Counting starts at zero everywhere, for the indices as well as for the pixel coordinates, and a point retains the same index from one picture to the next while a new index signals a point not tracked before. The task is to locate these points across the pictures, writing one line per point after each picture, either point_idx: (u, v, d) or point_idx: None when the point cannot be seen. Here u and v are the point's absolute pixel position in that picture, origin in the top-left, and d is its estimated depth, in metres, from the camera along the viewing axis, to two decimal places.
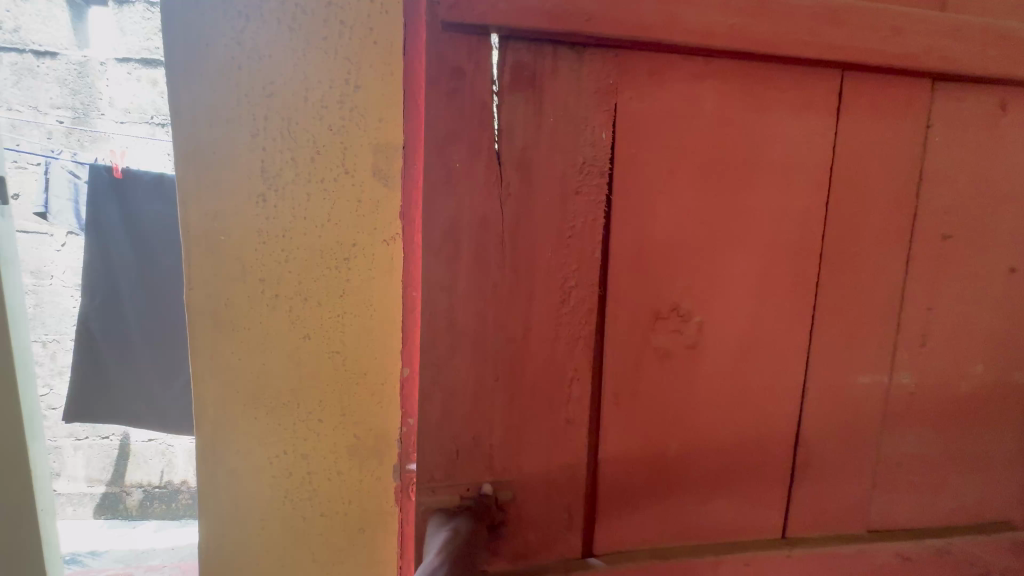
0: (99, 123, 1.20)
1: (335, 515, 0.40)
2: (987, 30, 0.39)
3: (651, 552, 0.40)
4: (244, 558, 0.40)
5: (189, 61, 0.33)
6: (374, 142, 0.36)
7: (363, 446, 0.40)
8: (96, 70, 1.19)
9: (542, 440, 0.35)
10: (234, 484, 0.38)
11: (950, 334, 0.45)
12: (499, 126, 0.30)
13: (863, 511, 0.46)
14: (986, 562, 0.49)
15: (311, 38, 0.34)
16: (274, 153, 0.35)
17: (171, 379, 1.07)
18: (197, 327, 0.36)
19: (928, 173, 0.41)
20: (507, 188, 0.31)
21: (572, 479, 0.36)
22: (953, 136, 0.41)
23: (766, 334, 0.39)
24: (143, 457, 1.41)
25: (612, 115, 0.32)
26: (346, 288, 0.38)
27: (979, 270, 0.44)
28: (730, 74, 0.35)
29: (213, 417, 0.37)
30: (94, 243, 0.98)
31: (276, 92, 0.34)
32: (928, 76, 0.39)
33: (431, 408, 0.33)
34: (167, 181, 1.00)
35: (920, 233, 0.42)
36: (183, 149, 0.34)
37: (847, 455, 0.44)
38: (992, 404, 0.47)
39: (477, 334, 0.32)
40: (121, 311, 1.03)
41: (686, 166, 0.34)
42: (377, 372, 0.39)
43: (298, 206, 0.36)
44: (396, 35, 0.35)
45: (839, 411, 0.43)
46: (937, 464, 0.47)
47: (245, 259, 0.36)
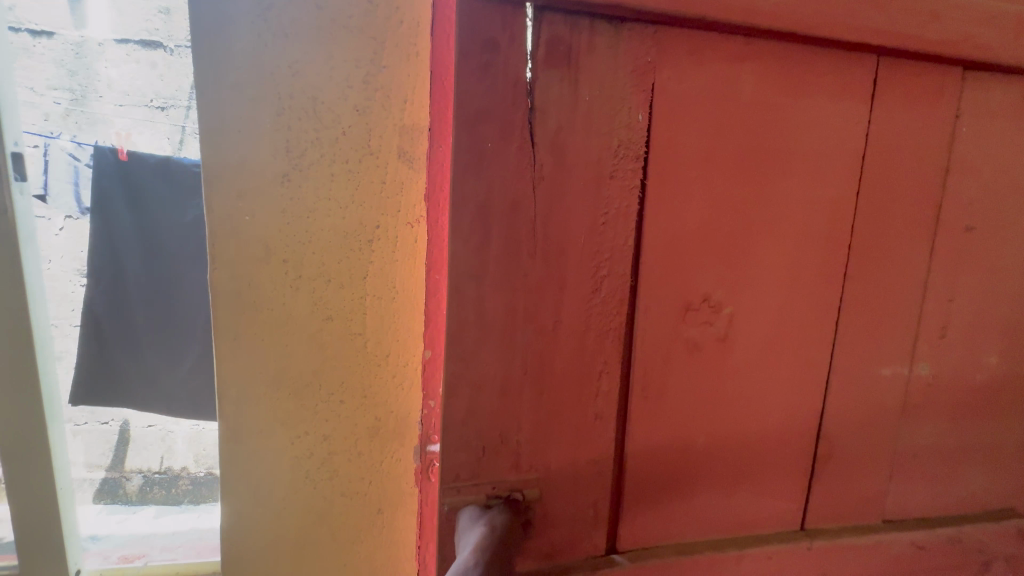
0: (97, 107, 0.98)
1: (355, 481, 0.43)
2: (1019, 18, 0.38)
3: (675, 548, 0.39)
4: (268, 518, 0.43)
5: (215, 36, 0.35)
6: (398, 124, 0.38)
7: (384, 416, 0.43)
8: (93, 50, 0.98)
9: (570, 436, 0.34)
10: (259, 448, 0.41)
11: (968, 326, 0.45)
12: (533, 104, 0.28)
13: (880, 501, 0.46)
14: (994, 551, 0.50)
15: (337, 16, 0.36)
16: (298, 133, 0.37)
17: (179, 365, 0.93)
18: (223, 299, 0.39)
19: (955, 163, 0.41)
20: (539, 171, 0.29)
21: (598, 474, 0.35)
22: (983, 126, 0.40)
23: (792, 326, 0.39)
24: (142, 443, 1.26)
25: (649, 96, 0.31)
26: (369, 270, 0.40)
27: (999, 263, 0.44)
28: (769, 56, 0.33)
29: (238, 384, 0.40)
30: (99, 222, 0.87)
31: (300, 71, 0.36)
32: (960, 63, 0.38)
33: (457, 403, 0.31)
34: (172, 161, 0.87)
35: (945, 224, 0.42)
36: (211, 124, 0.36)
37: (866, 447, 0.44)
38: (1005, 395, 0.47)
39: (506, 325, 0.31)
40: (126, 301, 0.91)
41: (719, 152, 0.33)
42: (398, 351, 0.42)
43: (322, 185, 0.38)
44: (421, 15, 0.37)
45: (861, 403, 0.43)
46: (951, 455, 0.48)
47: (272, 236, 0.39)
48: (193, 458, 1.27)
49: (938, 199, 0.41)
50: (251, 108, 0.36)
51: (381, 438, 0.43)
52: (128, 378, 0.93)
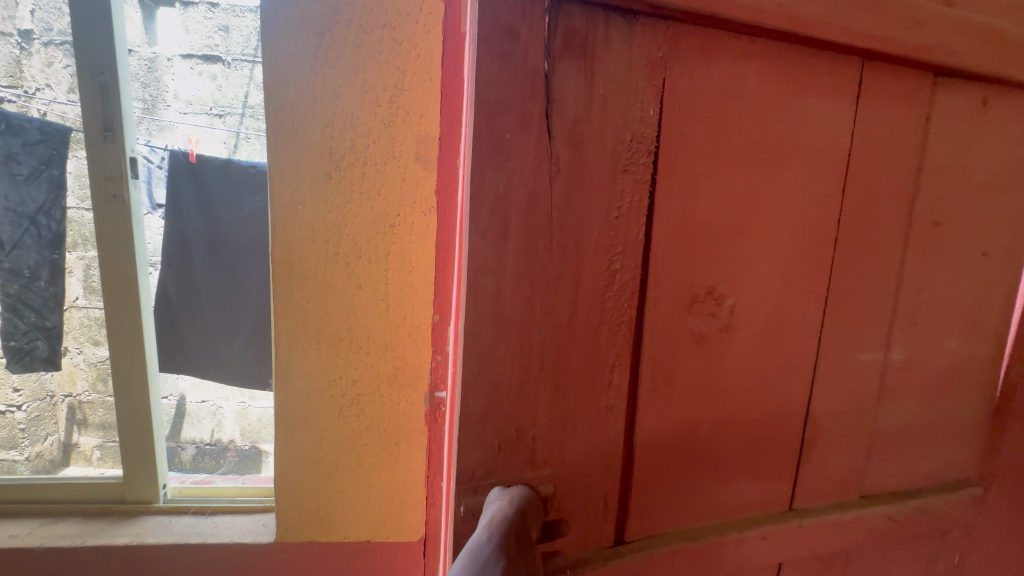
0: (166, 114, 1.34)
1: (377, 426, 0.53)
2: (984, 26, 0.42)
3: (679, 534, 0.40)
4: (307, 457, 0.53)
5: (276, 64, 0.44)
6: (416, 133, 0.47)
7: (402, 373, 0.52)
8: (164, 65, 1.34)
9: (583, 431, 0.34)
10: (302, 398, 0.51)
11: (935, 313, 0.48)
12: (550, 97, 0.28)
13: (859, 478, 0.49)
14: (952, 517, 0.54)
15: (372, 50, 0.45)
16: (339, 140, 0.46)
17: (234, 334, 1.16)
18: (277, 276, 0.48)
19: (928, 161, 0.44)
20: (556, 163, 0.29)
21: (609, 469, 0.36)
22: (951, 127, 0.44)
23: (787, 316, 0.40)
24: (196, 417, 1.53)
25: (660, 91, 0.31)
26: (392, 246, 0.49)
27: (961, 254, 0.47)
28: (769, 55, 0.34)
29: (286, 344, 0.50)
30: (171, 214, 1.10)
31: (341, 92, 0.45)
32: (931, 69, 0.41)
33: (475, 400, 0.31)
34: (234, 166, 1.11)
35: (917, 220, 0.45)
36: (272, 134, 0.45)
37: (848, 428, 0.47)
38: (963, 377, 0.52)
39: (523, 321, 0.30)
40: (192, 275, 1.12)
41: (724, 148, 0.34)
42: (414, 320, 0.51)
43: (355, 182, 0.47)
44: (437, 47, 0.46)
45: (845, 387, 0.46)
46: (918, 432, 0.51)
47: (316, 223, 0.48)
48: (240, 432, 1.55)
49: (912, 196, 0.44)
50: (302, 114, 0.45)
51: (400, 388, 0.53)
52: (191, 343, 1.15)
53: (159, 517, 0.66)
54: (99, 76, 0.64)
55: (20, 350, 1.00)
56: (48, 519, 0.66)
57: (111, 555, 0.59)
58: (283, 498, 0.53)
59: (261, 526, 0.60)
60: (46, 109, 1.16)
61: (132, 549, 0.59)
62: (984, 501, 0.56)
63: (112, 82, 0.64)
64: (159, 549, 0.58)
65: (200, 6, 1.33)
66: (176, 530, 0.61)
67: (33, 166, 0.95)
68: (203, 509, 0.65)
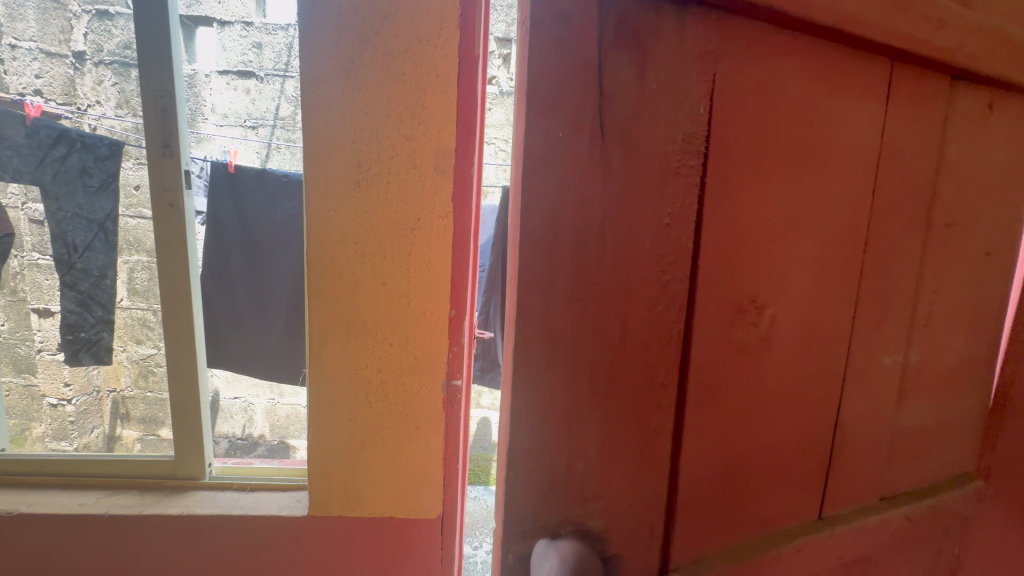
0: (204, 126, 1.85)
1: (395, 407, 0.65)
2: (997, 29, 0.42)
3: (722, 557, 0.39)
4: (335, 432, 0.65)
5: (312, 97, 0.59)
6: (432, 146, 0.61)
7: (422, 359, 0.65)
8: (202, 81, 1.84)
9: (630, 437, 0.34)
10: (330, 376, 0.65)
11: (948, 314, 0.49)
12: (603, 90, 0.28)
13: (882, 482, 0.49)
14: (962, 514, 0.55)
15: (394, 79, 0.60)
16: (366, 156, 0.61)
17: (265, 332, 1.28)
18: (314, 275, 0.63)
19: (945, 163, 0.44)
20: (608, 163, 0.29)
21: (650, 480, 0.35)
22: (964, 128, 0.44)
23: (816, 318, 0.40)
24: (229, 413, 1.97)
25: (712, 86, 0.31)
26: (412, 245, 0.63)
27: (970, 254, 0.48)
28: (807, 55, 0.35)
29: (319, 329, 0.64)
30: (211, 218, 1.25)
31: (368, 116, 0.60)
32: (950, 69, 0.42)
33: (516, 417, 0.30)
34: (268, 175, 1.27)
35: (935, 221, 0.45)
36: (313, 151, 0.60)
37: (870, 432, 0.47)
38: (972, 375, 0.52)
39: (575, 336, 0.30)
40: (229, 273, 1.26)
41: (763, 155, 0.34)
42: (431, 313, 0.64)
43: (382, 188, 0.62)
44: (447, 77, 0.60)
45: (869, 391, 0.46)
46: (931, 432, 0.51)
47: (348, 225, 0.62)
48: (269, 428, 2.00)
49: (931, 197, 0.44)
50: (337, 134, 0.60)
51: (420, 374, 0.65)
52: (226, 337, 1.26)
53: (206, 491, 0.75)
54: (160, 102, 0.72)
55: (88, 340, 1.06)
56: (110, 489, 0.75)
57: (169, 521, 0.69)
58: (320, 465, 0.66)
59: (295, 501, 0.71)
60: (96, 123, 1.36)
61: (187, 517, 0.69)
62: (992, 497, 0.57)
63: (172, 106, 0.72)
64: (210, 518, 0.69)
65: (234, 27, 1.85)
66: (223, 502, 0.72)
67: (104, 178, 1.00)
68: (245, 486, 0.75)
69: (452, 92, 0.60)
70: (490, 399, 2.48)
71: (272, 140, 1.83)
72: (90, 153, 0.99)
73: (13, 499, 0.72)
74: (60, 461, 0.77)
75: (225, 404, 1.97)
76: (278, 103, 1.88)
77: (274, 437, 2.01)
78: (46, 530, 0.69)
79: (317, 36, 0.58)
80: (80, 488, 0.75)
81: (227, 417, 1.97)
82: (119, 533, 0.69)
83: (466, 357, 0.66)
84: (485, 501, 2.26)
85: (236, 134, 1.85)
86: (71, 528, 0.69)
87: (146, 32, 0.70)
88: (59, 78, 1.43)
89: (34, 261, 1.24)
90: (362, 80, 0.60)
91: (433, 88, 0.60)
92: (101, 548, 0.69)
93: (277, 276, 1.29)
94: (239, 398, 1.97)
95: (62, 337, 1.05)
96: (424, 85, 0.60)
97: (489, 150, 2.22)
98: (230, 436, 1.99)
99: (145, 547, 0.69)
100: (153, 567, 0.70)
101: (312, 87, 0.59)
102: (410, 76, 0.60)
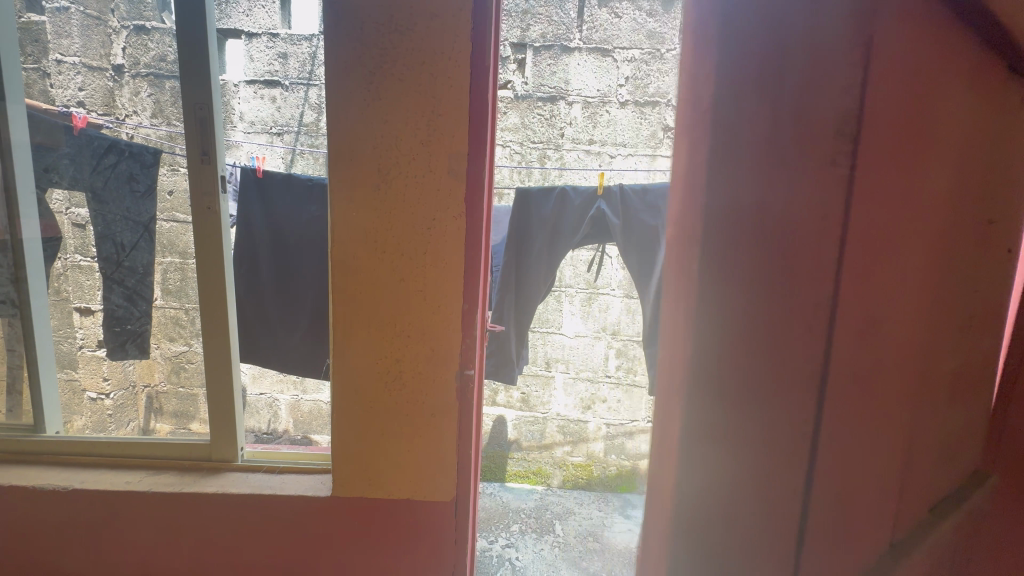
0: (233, 133, 1.95)
1: (411, 398, 0.69)
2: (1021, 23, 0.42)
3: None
4: (357, 421, 0.70)
5: (333, 106, 0.64)
6: (449, 151, 0.65)
7: (439, 352, 0.68)
8: (232, 91, 1.94)
9: (770, 425, 0.38)
10: (346, 367, 0.69)
11: (982, 307, 0.49)
12: (763, 98, 0.35)
13: (920, 490, 0.49)
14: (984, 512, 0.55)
15: (413, 87, 0.63)
16: (384, 160, 0.65)
17: (292, 329, 1.34)
18: (336, 273, 0.67)
19: (998, 153, 0.45)
20: (772, 138, 0.35)
21: (772, 494, 0.38)
22: (1010, 118, 0.45)
23: (881, 323, 0.38)
24: (255, 407, 2.06)
25: (862, 74, 0.32)
26: (428, 243, 0.66)
27: (1000, 246, 0.49)
28: (924, 46, 0.35)
29: (342, 323, 0.68)
30: (242, 220, 1.32)
31: (388, 122, 0.64)
32: (1002, 56, 0.43)
33: None
34: (293, 178, 1.33)
35: (987, 213, 0.45)
36: (335, 156, 0.65)
37: (914, 442, 0.46)
38: (987, 371, 0.53)
39: (737, 341, 0.37)
40: (259, 273, 1.33)
41: (891, 157, 0.35)
42: (445, 307, 0.67)
43: (401, 190, 0.66)
44: (463, 84, 0.64)
45: (914, 401, 0.45)
46: (956, 429, 0.51)
47: (366, 224, 0.66)
48: (293, 422, 2.08)
49: (989, 191, 0.45)
50: (357, 139, 0.65)
51: (436, 365, 0.68)
52: (256, 334, 1.34)
53: (238, 472, 0.80)
54: (199, 114, 0.77)
55: (132, 332, 1.15)
56: (151, 469, 0.81)
57: (205, 499, 0.74)
58: (342, 450, 0.70)
59: (321, 483, 0.75)
60: (133, 132, 1.45)
61: (222, 496, 0.74)
62: None
63: (209, 117, 0.77)
64: (242, 497, 0.74)
65: (261, 39, 1.93)
66: (254, 483, 0.76)
67: (149, 184, 1.08)
68: (274, 468, 0.80)
69: (465, 99, 0.64)
70: (506, 397, 2.49)
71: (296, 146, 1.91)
72: (137, 162, 1.08)
73: (65, 476, 0.78)
74: (107, 443, 0.83)
75: (252, 398, 2.05)
76: (303, 110, 1.95)
77: (299, 431, 2.09)
78: (95, 504, 0.75)
79: (341, 51, 0.63)
80: (125, 467, 0.81)
81: (254, 412, 2.06)
82: (163, 510, 0.74)
83: (478, 349, 0.69)
84: (500, 496, 2.42)
85: (263, 141, 1.96)
86: (119, 503, 0.75)
87: (186, 45, 0.76)
88: (100, 91, 1.54)
89: (76, 262, 1.31)
90: (382, 91, 0.64)
91: (449, 96, 0.64)
92: (144, 522, 0.75)
93: (302, 275, 1.34)
94: (264, 394, 2.05)
95: (109, 329, 1.14)
96: (438, 92, 0.64)
97: (503, 153, 2.27)
98: (256, 430, 2.08)
99: (187, 524, 0.74)
100: (193, 544, 0.75)
101: (337, 98, 0.64)
102: (426, 86, 0.63)
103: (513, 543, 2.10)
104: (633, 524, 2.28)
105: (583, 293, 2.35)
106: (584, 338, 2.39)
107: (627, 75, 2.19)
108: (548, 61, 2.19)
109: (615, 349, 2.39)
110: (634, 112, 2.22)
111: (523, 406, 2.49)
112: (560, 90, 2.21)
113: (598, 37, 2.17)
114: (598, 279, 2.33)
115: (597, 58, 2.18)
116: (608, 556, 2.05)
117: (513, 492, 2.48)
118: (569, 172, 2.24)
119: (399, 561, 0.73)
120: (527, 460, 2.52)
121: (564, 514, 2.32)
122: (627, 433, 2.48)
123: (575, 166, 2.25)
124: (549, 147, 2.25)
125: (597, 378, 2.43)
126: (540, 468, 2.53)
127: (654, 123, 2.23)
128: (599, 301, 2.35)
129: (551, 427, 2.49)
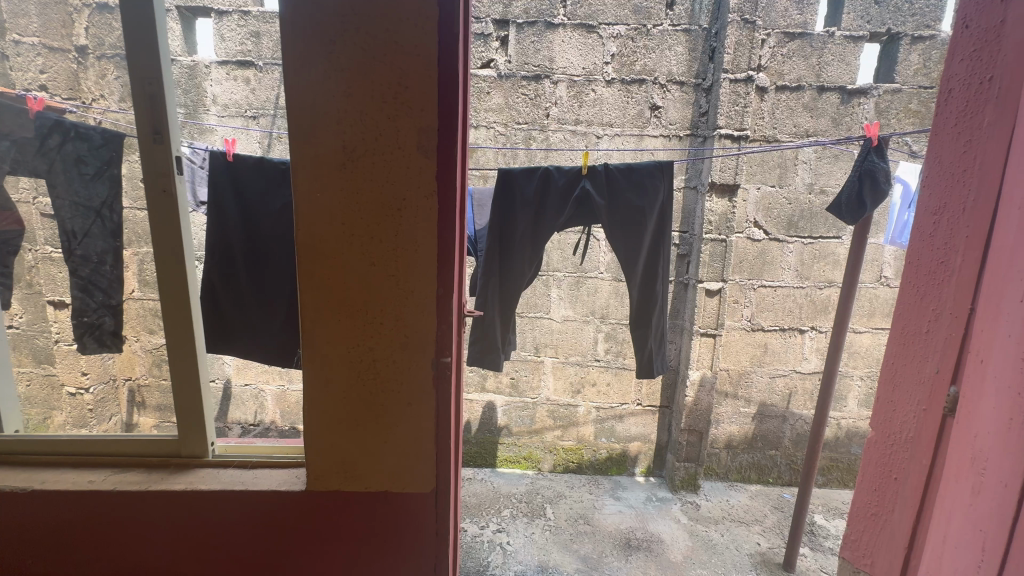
0: (207, 117, 1.91)
1: (388, 388, 0.67)
2: None
3: None
4: (332, 412, 0.67)
5: (292, 78, 0.60)
6: (418, 125, 0.61)
7: (412, 340, 0.65)
8: (202, 72, 1.87)
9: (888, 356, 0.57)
10: (317, 357, 0.66)
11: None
12: (955, 114, 0.54)
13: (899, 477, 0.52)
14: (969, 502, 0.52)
15: (377, 58, 0.59)
16: (349, 136, 0.61)
17: (271, 320, 1.30)
18: (302, 259, 0.64)
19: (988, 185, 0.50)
20: (947, 152, 0.55)
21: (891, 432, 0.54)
22: None
23: (935, 294, 0.55)
24: (240, 399, 2.04)
25: (960, 116, 0.53)
26: (399, 225, 0.63)
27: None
28: (967, 110, 0.53)
29: (309, 312, 0.65)
30: (213, 209, 1.27)
31: (352, 95, 0.60)
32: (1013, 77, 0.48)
33: None
34: (265, 163, 1.30)
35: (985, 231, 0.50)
36: (295, 133, 0.61)
37: None
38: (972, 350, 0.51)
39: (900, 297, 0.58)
40: (235, 266, 1.29)
41: (950, 170, 0.54)
42: (418, 292, 0.64)
43: (367, 168, 0.62)
44: (432, 54, 0.59)
45: None
46: None
47: (331, 204, 0.62)
48: (279, 413, 2.06)
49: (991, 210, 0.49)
50: (319, 114, 0.60)
51: (410, 351, 0.66)
52: (235, 327, 1.30)
53: (209, 469, 0.78)
54: (149, 89, 0.72)
55: (91, 324, 1.09)
56: (119, 467, 0.78)
57: (173, 497, 0.71)
58: (320, 441, 0.69)
59: (295, 477, 0.73)
60: (99, 116, 1.41)
61: (191, 494, 0.71)
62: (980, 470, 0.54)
63: (161, 93, 0.73)
64: (213, 495, 0.71)
65: (232, 16, 1.84)
66: (225, 479, 0.74)
67: (99, 166, 1.05)
68: (247, 463, 0.78)
69: (433, 71, 0.60)
70: (495, 382, 2.47)
71: (272, 130, 1.86)
72: (84, 141, 1.03)
73: (27, 477, 0.75)
74: (71, 441, 0.80)
75: (237, 390, 2.03)
76: (278, 92, 1.89)
77: (286, 422, 2.07)
78: (57, 506, 0.72)
79: (299, 18, 0.58)
80: (89, 466, 0.78)
81: (239, 404, 2.04)
82: (129, 508, 0.72)
83: (454, 336, 0.66)
84: (492, 482, 2.44)
85: (238, 124, 1.90)
86: (81, 504, 0.72)
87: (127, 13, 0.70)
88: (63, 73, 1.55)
89: None
90: (346, 62, 0.59)
91: (416, 67, 0.60)
92: (112, 523, 0.72)
93: (276, 265, 1.29)
94: (249, 385, 2.03)
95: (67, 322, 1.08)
96: (404, 66, 0.60)
97: (488, 135, 2.23)
98: (242, 422, 2.06)
99: (155, 523, 0.72)
100: (161, 542, 0.73)
101: (295, 69, 0.60)
102: (391, 57, 0.59)
103: (504, 528, 2.13)
104: (623, 506, 2.31)
105: (571, 277, 2.33)
106: (573, 323, 2.38)
107: (614, 52, 2.13)
108: (531, 38, 2.13)
109: (604, 332, 2.39)
110: (620, 91, 2.17)
111: (513, 391, 2.48)
112: (545, 68, 2.15)
113: (583, 12, 2.10)
114: (586, 263, 2.31)
115: (582, 34, 2.12)
116: (599, 538, 2.08)
117: (505, 476, 2.49)
118: (555, 154, 2.21)
119: (379, 556, 0.71)
120: (517, 445, 2.54)
121: (554, 498, 2.33)
122: (616, 416, 2.49)
123: (561, 147, 2.21)
124: (534, 128, 2.21)
125: (586, 362, 2.43)
126: (530, 453, 2.54)
127: (641, 102, 2.18)
128: (587, 285, 2.33)
129: (541, 411, 2.50)
